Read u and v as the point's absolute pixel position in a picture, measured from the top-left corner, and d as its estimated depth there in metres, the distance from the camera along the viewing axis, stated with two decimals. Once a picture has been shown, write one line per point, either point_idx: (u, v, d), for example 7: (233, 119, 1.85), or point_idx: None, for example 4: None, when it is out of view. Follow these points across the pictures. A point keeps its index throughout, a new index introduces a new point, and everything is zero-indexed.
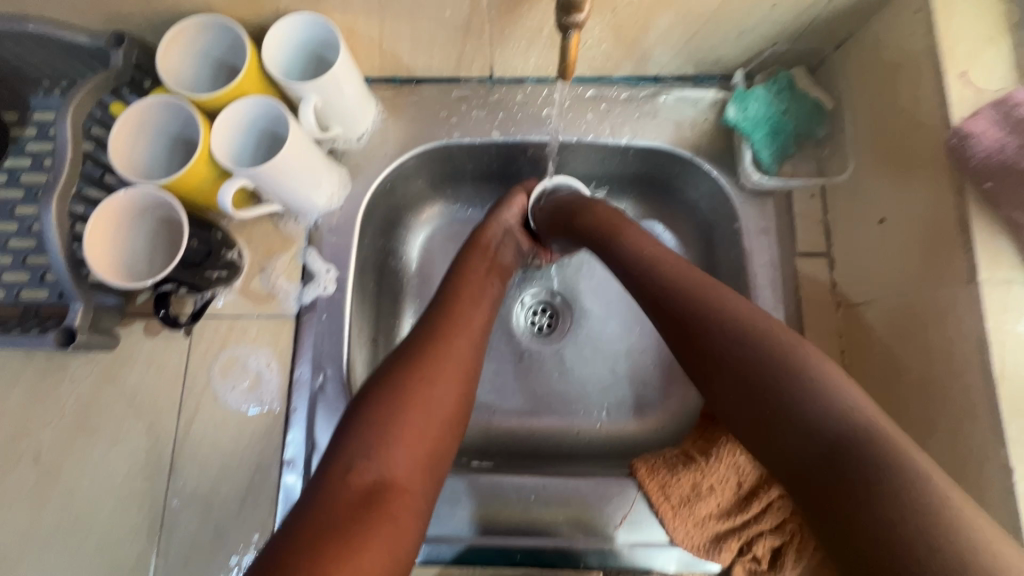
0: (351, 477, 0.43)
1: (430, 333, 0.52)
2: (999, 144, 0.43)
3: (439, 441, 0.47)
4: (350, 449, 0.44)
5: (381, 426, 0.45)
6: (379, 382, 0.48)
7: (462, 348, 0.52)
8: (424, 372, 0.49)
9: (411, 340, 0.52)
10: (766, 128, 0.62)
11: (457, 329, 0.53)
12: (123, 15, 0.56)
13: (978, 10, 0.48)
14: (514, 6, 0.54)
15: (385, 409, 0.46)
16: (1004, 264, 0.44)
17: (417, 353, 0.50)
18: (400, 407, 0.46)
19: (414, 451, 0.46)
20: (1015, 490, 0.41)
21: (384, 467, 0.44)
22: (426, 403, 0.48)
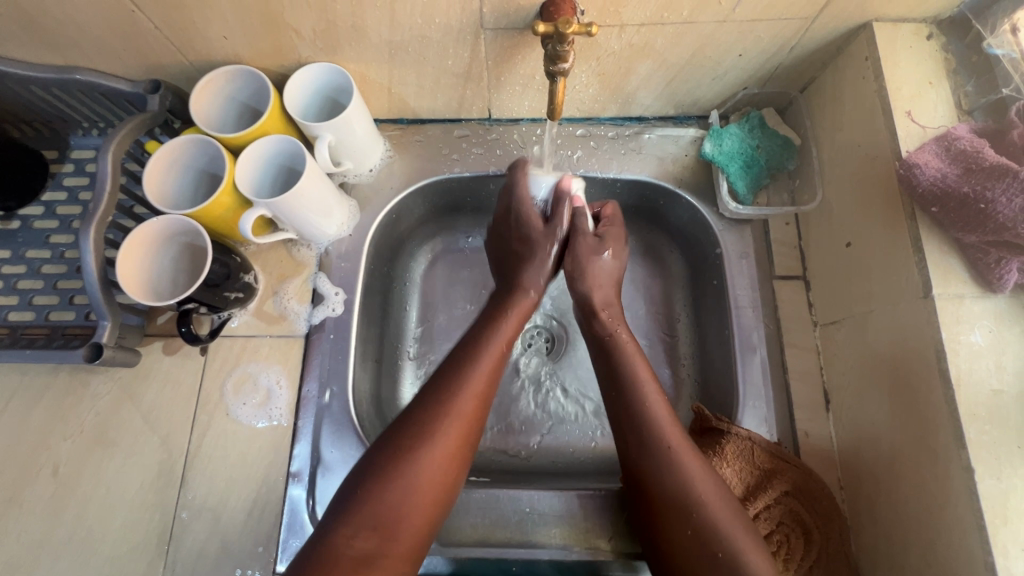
0: (351, 545, 0.45)
1: (445, 394, 0.52)
2: (941, 173, 0.48)
3: (438, 503, 0.49)
4: (354, 520, 0.46)
5: (383, 506, 0.47)
6: (383, 459, 0.49)
7: (468, 418, 0.52)
8: (434, 439, 0.50)
9: (424, 404, 0.52)
10: (740, 161, 0.67)
11: (470, 396, 0.53)
12: (162, 65, 0.63)
13: (919, 58, 0.55)
14: (509, 56, 0.60)
15: (385, 484, 0.47)
16: (953, 280, 0.48)
17: (427, 423, 0.50)
18: (400, 482, 0.48)
19: (413, 523, 0.48)
20: (976, 489, 0.43)
21: (384, 541, 0.46)
22: (428, 476, 0.49)
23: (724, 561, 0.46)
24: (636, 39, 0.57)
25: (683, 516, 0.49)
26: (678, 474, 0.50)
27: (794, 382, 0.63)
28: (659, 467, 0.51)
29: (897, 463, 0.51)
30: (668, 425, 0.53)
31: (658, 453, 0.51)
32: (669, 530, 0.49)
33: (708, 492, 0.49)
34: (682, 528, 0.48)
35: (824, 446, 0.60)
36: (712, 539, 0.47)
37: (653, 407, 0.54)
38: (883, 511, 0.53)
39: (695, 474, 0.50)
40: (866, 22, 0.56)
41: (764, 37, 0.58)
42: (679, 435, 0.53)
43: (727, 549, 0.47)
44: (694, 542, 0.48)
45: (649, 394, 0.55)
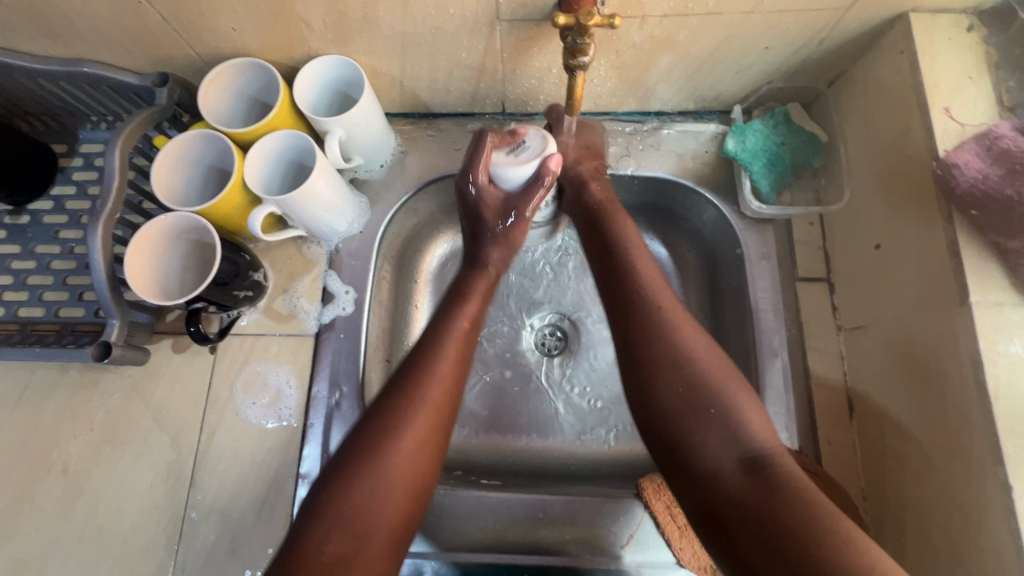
0: (320, 550, 0.44)
1: (407, 389, 0.51)
2: (981, 174, 0.46)
3: (413, 500, 0.48)
4: (320, 522, 0.45)
5: (352, 503, 0.46)
6: (350, 451, 0.48)
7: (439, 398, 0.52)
8: (398, 440, 0.48)
9: (385, 402, 0.51)
10: (763, 158, 0.65)
11: (433, 388, 0.51)
12: (170, 58, 0.61)
13: (959, 50, 0.52)
14: (525, 48, 0.58)
15: (354, 488, 0.46)
16: (992, 287, 0.46)
17: (385, 421, 0.49)
18: (371, 480, 0.47)
19: (384, 521, 0.46)
20: (1013, 507, 0.42)
21: (356, 541, 0.45)
22: (398, 470, 0.48)
23: (717, 416, 0.46)
24: (658, 31, 0.55)
25: (676, 374, 0.48)
26: (673, 340, 0.50)
27: (816, 388, 0.61)
28: (652, 333, 0.51)
29: (926, 476, 0.50)
30: (666, 297, 0.53)
31: (651, 318, 0.52)
32: (655, 389, 0.49)
33: (705, 353, 0.49)
34: (672, 386, 0.48)
35: (847, 455, 0.58)
36: (708, 396, 0.47)
37: (652, 283, 0.55)
38: (910, 525, 0.51)
39: (693, 347, 0.50)
40: (901, 12, 0.53)
41: (793, 28, 0.55)
42: (676, 305, 0.53)
43: (716, 419, 0.46)
44: (688, 397, 0.47)
45: (653, 281, 0.55)
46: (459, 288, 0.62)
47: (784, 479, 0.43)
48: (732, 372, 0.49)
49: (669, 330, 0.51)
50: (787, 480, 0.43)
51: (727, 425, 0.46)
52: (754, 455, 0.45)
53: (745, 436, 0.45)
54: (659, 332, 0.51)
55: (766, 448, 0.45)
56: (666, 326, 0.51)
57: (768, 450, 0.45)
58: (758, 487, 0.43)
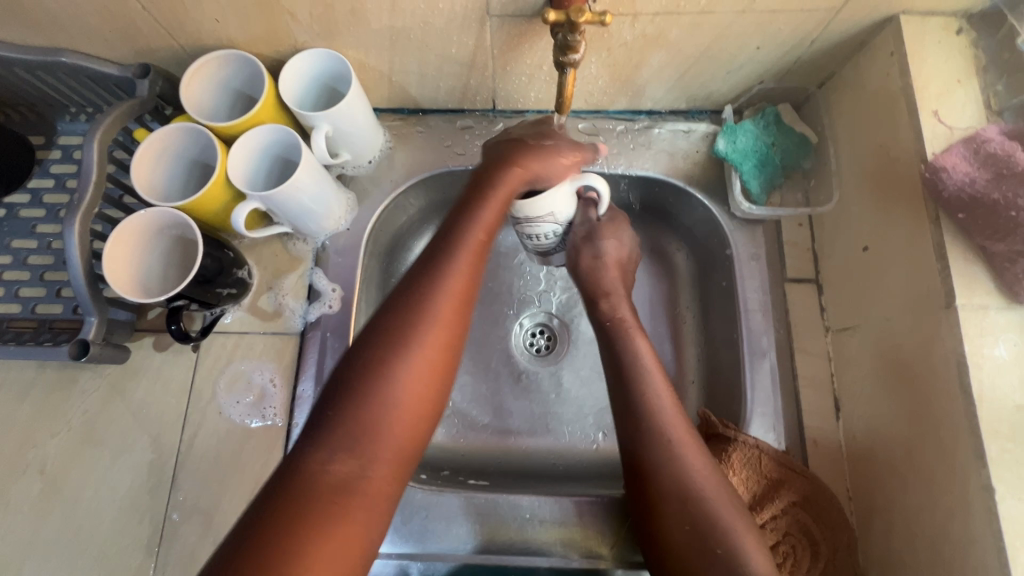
0: (322, 472, 0.40)
1: (415, 295, 0.46)
2: (968, 178, 0.46)
3: (422, 415, 0.44)
4: (320, 444, 0.41)
5: (352, 419, 0.42)
6: (352, 362, 0.44)
7: (450, 317, 0.46)
8: (401, 349, 0.44)
9: (392, 310, 0.46)
10: (754, 159, 0.65)
11: (443, 294, 0.46)
12: (151, 49, 0.60)
13: (948, 54, 0.52)
14: (516, 44, 0.57)
15: (358, 402, 0.42)
16: (978, 290, 0.46)
17: (389, 330, 0.45)
18: (377, 401, 0.42)
19: (390, 438, 0.42)
20: (996, 509, 0.42)
21: (360, 463, 0.41)
22: (408, 386, 0.43)
23: (724, 559, 0.45)
24: (650, 29, 0.54)
25: (682, 511, 0.48)
26: (678, 469, 0.50)
27: (804, 390, 0.61)
28: (659, 461, 0.50)
29: (912, 477, 0.50)
30: (673, 420, 0.52)
31: (659, 445, 0.51)
32: (667, 525, 0.48)
33: (711, 487, 0.49)
34: (681, 522, 0.48)
35: (833, 456, 0.59)
36: (711, 534, 0.46)
37: (651, 384, 0.54)
38: (894, 527, 0.52)
39: (692, 464, 0.50)
40: (892, 14, 0.53)
41: (784, 29, 0.55)
42: (682, 427, 0.52)
43: (719, 554, 0.45)
44: (691, 538, 0.47)
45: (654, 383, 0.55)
46: (480, 188, 0.52)
47: None
48: (729, 494, 0.49)
49: (665, 449, 0.51)
50: None
51: (726, 555, 0.45)
52: None
53: (743, 569, 0.44)
54: (653, 451, 0.51)
55: None
56: (662, 445, 0.51)
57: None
58: None
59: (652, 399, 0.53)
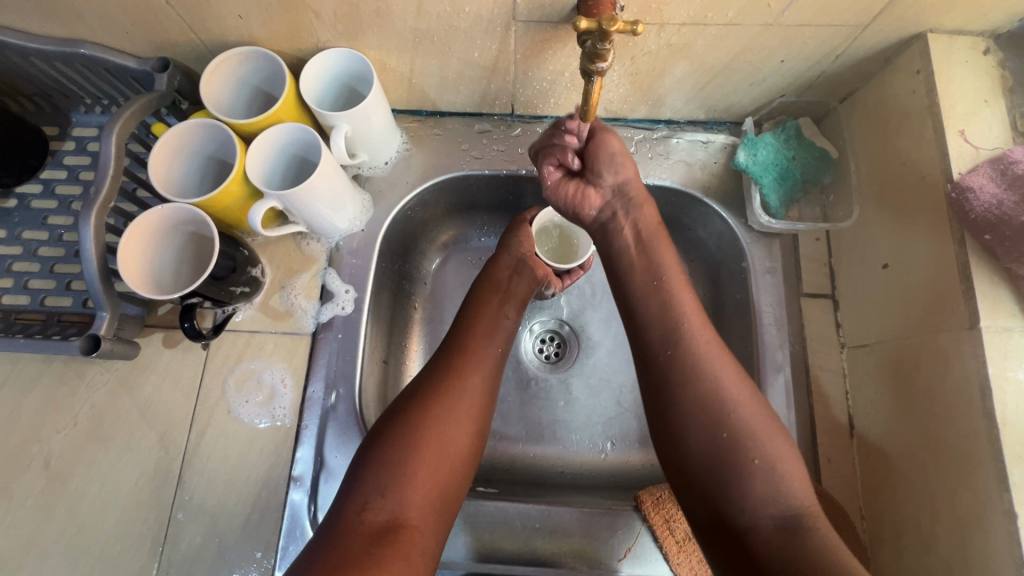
0: (366, 515, 0.45)
1: (452, 361, 0.54)
2: (996, 200, 0.46)
3: (453, 470, 0.49)
4: (364, 488, 0.46)
5: (396, 467, 0.47)
6: (399, 416, 0.50)
7: (478, 387, 0.53)
8: (438, 403, 0.51)
9: (433, 375, 0.53)
10: (774, 172, 0.65)
11: (477, 363, 0.55)
12: (172, 43, 0.60)
13: (975, 73, 0.52)
14: (540, 50, 0.57)
15: (400, 455, 0.48)
16: (1002, 312, 0.46)
17: (431, 391, 0.51)
18: (414, 448, 0.48)
19: (425, 489, 0.47)
20: (1018, 534, 0.42)
21: (398, 506, 0.46)
22: (443, 443, 0.49)
23: (757, 467, 0.45)
24: (675, 39, 0.54)
25: (711, 424, 0.47)
26: (707, 382, 0.48)
27: (818, 406, 0.60)
28: (687, 375, 0.48)
29: (929, 498, 0.49)
30: (698, 325, 0.51)
31: (685, 357, 0.49)
32: (691, 438, 0.47)
33: (741, 398, 0.47)
34: (709, 432, 0.46)
35: (846, 475, 0.58)
36: (743, 446, 0.46)
37: (675, 292, 0.52)
38: (908, 548, 0.51)
39: (721, 374, 0.48)
40: (920, 32, 0.53)
41: (810, 43, 0.55)
42: (706, 331, 0.51)
43: (751, 467, 0.45)
44: (719, 453, 0.46)
45: (680, 292, 0.53)
46: (492, 276, 0.64)
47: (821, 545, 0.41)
48: (757, 400, 0.48)
49: (694, 360, 0.49)
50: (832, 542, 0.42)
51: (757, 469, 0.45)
52: (787, 511, 0.44)
53: (775, 483, 0.44)
54: (685, 357, 0.49)
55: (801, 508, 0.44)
56: (689, 354, 0.49)
57: (808, 512, 0.44)
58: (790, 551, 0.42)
59: (681, 306, 0.52)
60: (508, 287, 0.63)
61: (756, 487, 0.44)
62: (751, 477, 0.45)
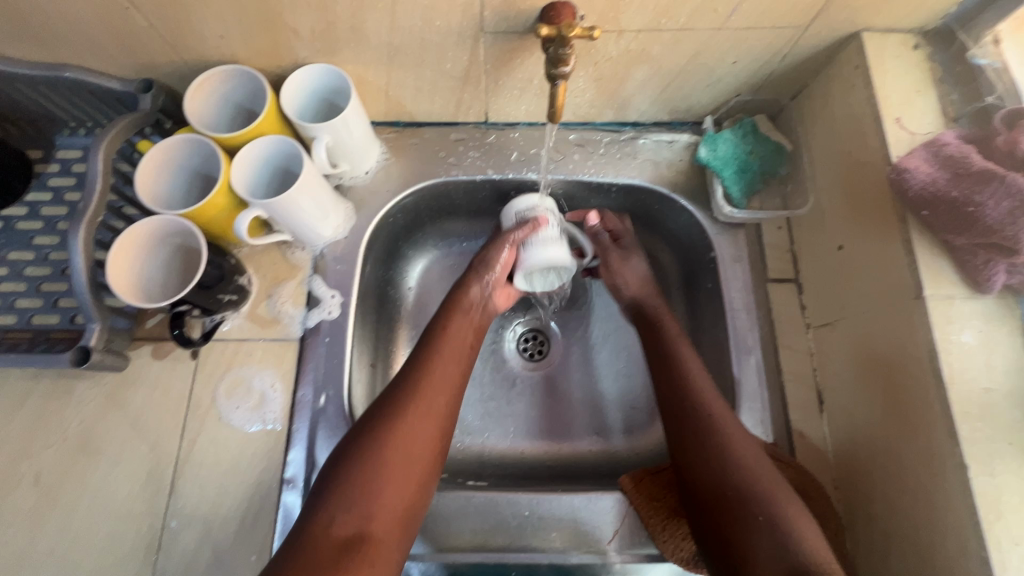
0: (331, 530, 0.45)
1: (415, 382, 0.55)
2: (930, 177, 0.50)
3: (417, 483, 0.50)
4: (330, 504, 0.46)
5: (360, 484, 0.48)
6: (363, 435, 0.50)
7: (441, 402, 0.54)
8: (401, 415, 0.52)
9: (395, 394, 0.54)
10: (734, 166, 0.69)
11: (439, 380, 0.55)
12: (155, 65, 0.62)
13: (907, 67, 0.57)
14: (508, 59, 0.61)
15: (366, 470, 0.48)
16: (943, 282, 0.50)
17: (395, 410, 0.52)
18: (379, 466, 0.49)
19: (391, 502, 0.48)
20: (970, 484, 0.45)
21: (364, 521, 0.46)
22: (406, 460, 0.50)
23: (764, 522, 0.47)
24: (633, 45, 0.58)
25: (723, 479, 0.50)
26: (719, 442, 0.52)
27: (788, 384, 0.63)
28: (700, 432, 0.53)
29: (893, 460, 0.52)
30: (711, 401, 0.55)
31: (700, 419, 0.54)
32: (709, 486, 0.51)
33: (751, 457, 0.51)
34: (722, 489, 0.50)
35: (819, 448, 0.61)
36: (753, 503, 0.48)
37: (692, 375, 0.58)
38: (877, 509, 0.54)
39: (731, 436, 0.53)
40: (855, 31, 0.58)
41: (758, 45, 0.59)
42: (721, 406, 0.55)
43: (771, 516, 0.47)
44: (733, 501, 0.49)
45: (697, 377, 0.58)
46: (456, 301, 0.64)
47: None
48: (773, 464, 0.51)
49: (704, 419, 0.54)
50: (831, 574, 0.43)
51: (774, 506, 0.47)
52: (800, 557, 0.44)
53: (787, 524, 0.46)
54: (701, 419, 0.54)
55: (816, 557, 0.44)
56: (699, 415, 0.54)
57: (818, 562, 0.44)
58: None
59: (695, 389, 0.56)
60: (473, 312, 0.63)
61: (773, 526, 0.46)
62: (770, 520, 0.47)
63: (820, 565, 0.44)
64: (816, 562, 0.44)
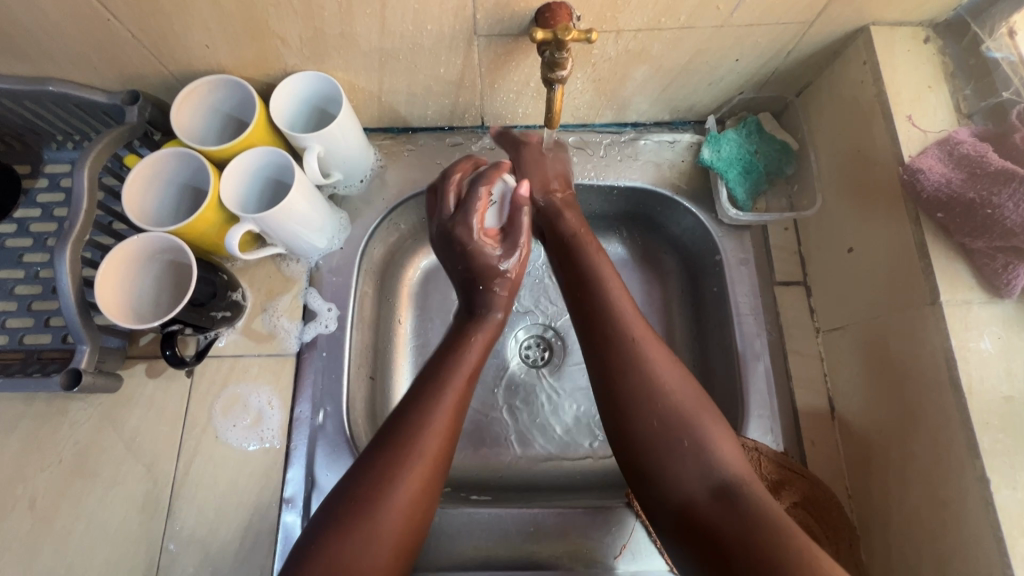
0: None
1: (410, 426, 0.48)
2: (945, 178, 0.48)
3: (402, 555, 0.45)
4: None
5: (346, 556, 0.42)
6: (349, 492, 0.45)
7: (438, 442, 0.48)
8: (398, 478, 0.45)
9: (389, 439, 0.47)
10: (738, 166, 0.67)
11: (436, 431, 0.48)
12: (141, 76, 0.60)
13: (918, 62, 0.55)
14: (504, 62, 0.59)
15: (347, 532, 0.43)
16: (960, 287, 0.48)
17: (389, 456, 0.46)
18: (365, 531, 0.43)
19: (375, 565, 0.43)
20: (992, 499, 0.43)
21: None
22: (396, 520, 0.44)
23: (690, 448, 0.45)
24: (633, 44, 0.56)
25: (644, 409, 0.48)
26: (642, 363, 0.49)
27: (799, 391, 0.62)
28: (623, 362, 0.50)
29: (909, 469, 0.51)
30: (633, 321, 0.53)
31: (621, 341, 0.51)
32: (634, 423, 0.47)
33: (677, 385, 0.49)
34: (648, 419, 0.47)
35: (830, 456, 0.59)
36: (705, 455, 0.45)
37: (612, 291, 0.55)
38: (893, 523, 0.52)
39: (662, 370, 0.49)
40: (863, 25, 0.56)
41: (762, 41, 0.57)
42: (643, 326, 0.53)
43: (687, 448, 0.46)
44: (658, 432, 0.47)
45: (621, 301, 0.54)
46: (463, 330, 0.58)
47: (751, 509, 0.42)
48: (699, 391, 0.49)
49: (626, 342, 0.51)
50: (762, 507, 0.42)
51: (700, 430, 0.46)
52: (723, 480, 0.44)
53: (710, 453, 0.45)
54: (623, 338, 0.51)
55: (738, 477, 0.44)
56: (621, 342, 0.51)
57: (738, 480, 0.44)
58: (728, 517, 0.42)
59: (624, 317, 0.53)
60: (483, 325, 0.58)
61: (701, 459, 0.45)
62: (700, 458, 0.45)
63: (744, 481, 0.44)
64: (740, 481, 0.44)
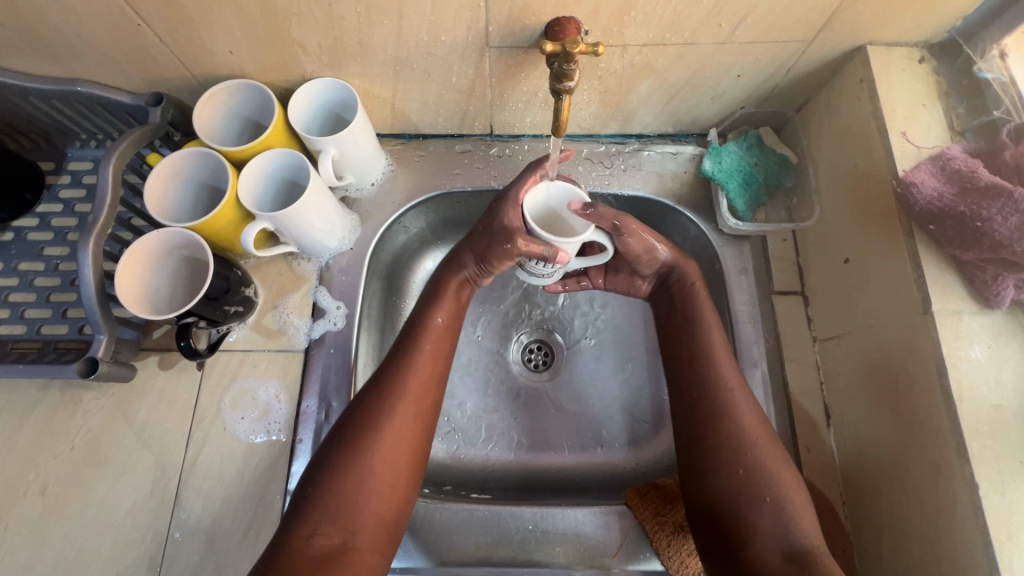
0: (314, 540, 0.46)
1: (389, 378, 0.53)
2: (937, 192, 0.50)
3: (400, 496, 0.50)
4: (314, 512, 0.47)
5: (341, 495, 0.48)
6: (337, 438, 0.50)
7: (419, 396, 0.53)
8: (377, 427, 0.50)
9: (371, 396, 0.52)
10: (739, 178, 0.69)
11: (413, 382, 0.53)
12: (165, 79, 0.63)
13: (912, 80, 0.57)
14: (513, 73, 0.61)
15: (341, 475, 0.48)
16: (951, 297, 0.50)
17: (370, 413, 0.51)
18: (359, 475, 0.49)
19: (376, 515, 0.48)
20: (981, 503, 0.44)
21: (347, 532, 0.47)
22: (385, 459, 0.50)
23: (771, 504, 0.49)
24: (637, 58, 0.58)
25: (733, 460, 0.51)
26: (734, 417, 0.53)
27: (795, 398, 0.63)
28: (715, 409, 0.53)
29: (901, 474, 0.52)
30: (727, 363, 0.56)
31: (710, 371, 0.55)
32: (717, 473, 0.51)
33: (770, 453, 0.51)
34: (732, 469, 0.51)
35: (826, 463, 0.60)
36: (758, 487, 0.50)
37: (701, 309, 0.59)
38: (885, 528, 0.53)
39: (749, 420, 0.53)
40: (859, 45, 0.58)
41: (762, 58, 0.59)
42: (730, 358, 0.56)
43: (764, 509, 0.49)
44: (737, 484, 0.50)
45: (709, 323, 0.58)
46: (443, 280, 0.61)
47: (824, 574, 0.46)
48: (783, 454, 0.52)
49: (718, 384, 0.54)
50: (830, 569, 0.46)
51: (777, 494, 0.49)
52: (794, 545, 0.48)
53: (789, 514, 0.49)
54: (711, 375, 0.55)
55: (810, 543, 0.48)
56: (716, 389, 0.54)
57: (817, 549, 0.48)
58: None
59: (711, 339, 0.57)
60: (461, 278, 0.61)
61: (776, 520, 0.48)
62: (776, 519, 0.48)
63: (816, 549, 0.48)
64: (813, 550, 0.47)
